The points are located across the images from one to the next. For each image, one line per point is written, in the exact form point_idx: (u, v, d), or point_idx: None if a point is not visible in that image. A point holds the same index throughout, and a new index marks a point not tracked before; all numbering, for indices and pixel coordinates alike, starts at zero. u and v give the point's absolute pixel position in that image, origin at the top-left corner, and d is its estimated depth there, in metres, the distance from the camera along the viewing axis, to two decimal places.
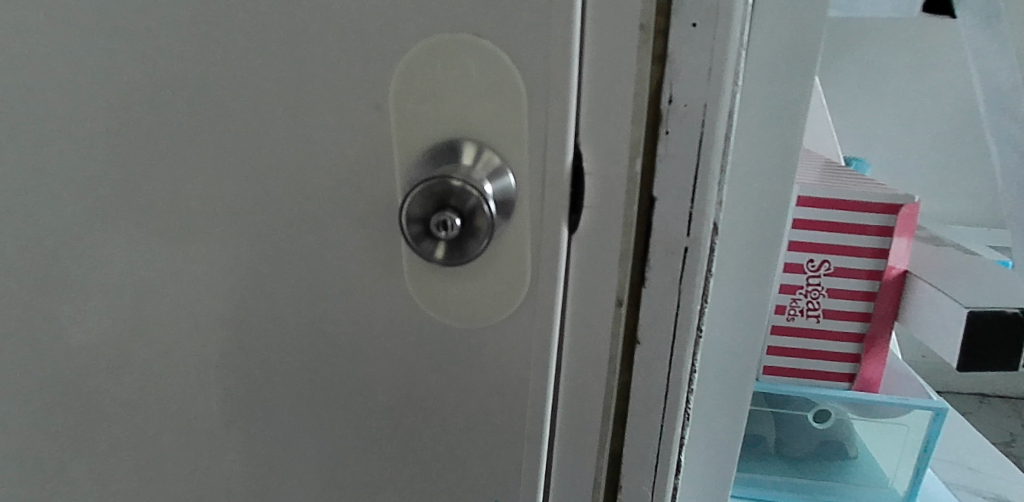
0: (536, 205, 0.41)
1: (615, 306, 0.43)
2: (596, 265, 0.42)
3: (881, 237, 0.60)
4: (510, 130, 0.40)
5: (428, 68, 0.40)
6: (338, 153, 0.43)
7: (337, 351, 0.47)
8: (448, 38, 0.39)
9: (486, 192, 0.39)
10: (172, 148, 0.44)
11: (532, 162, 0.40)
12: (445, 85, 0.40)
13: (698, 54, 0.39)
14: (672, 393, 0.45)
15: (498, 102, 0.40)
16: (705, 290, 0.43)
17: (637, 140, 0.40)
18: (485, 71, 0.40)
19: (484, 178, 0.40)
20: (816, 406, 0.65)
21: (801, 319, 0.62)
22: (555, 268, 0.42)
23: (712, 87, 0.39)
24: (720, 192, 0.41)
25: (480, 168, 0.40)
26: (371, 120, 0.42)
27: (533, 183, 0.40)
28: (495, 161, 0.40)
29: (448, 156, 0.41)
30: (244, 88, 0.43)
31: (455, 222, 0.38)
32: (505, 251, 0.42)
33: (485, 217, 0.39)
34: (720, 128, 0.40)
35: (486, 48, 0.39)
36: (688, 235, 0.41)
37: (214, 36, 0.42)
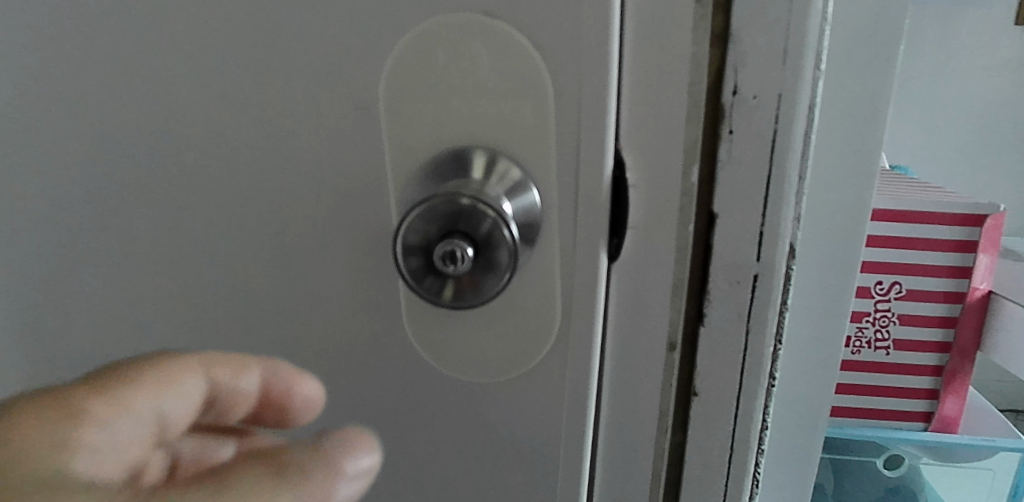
0: (566, 225, 0.33)
1: (668, 349, 0.35)
2: (641, 300, 0.34)
3: (960, 253, 0.52)
4: (532, 135, 0.32)
5: (428, 57, 0.32)
6: (318, 166, 0.34)
7: (325, 407, 0.39)
8: (450, 19, 0.31)
9: (503, 211, 0.30)
10: (113, 168, 0.36)
11: (561, 173, 0.32)
12: (448, 79, 0.32)
13: (771, 32, 0.30)
14: (739, 454, 0.36)
15: (517, 97, 0.32)
16: (779, 327, 0.34)
17: (693, 144, 0.32)
18: (498, 58, 0.31)
19: (501, 195, 0.31)
20: (887, 451, 0.55)
21: (869, 352, 0.55)
22: (591, 303, 0.34)
23: (789, 72, 0.30)
24: (799, 205, 0.33)
25: (495, 183, 0.32)
26: (358, 124, 0.34)
27: (563, 200, 0.33)
28: (514, 174, 0.32)
29: (455, 168, 0.33)
30: (200, 90, 0.34)
31: (466, 252, 0.30)
32: (529, 281, 0.34)
33: (504, 246, 0.30)
34: (799, 125, 0.31)
35: (499, 30, 0.31)
36: (758, 259, 0.33)
37: (158, 30, 0.33)
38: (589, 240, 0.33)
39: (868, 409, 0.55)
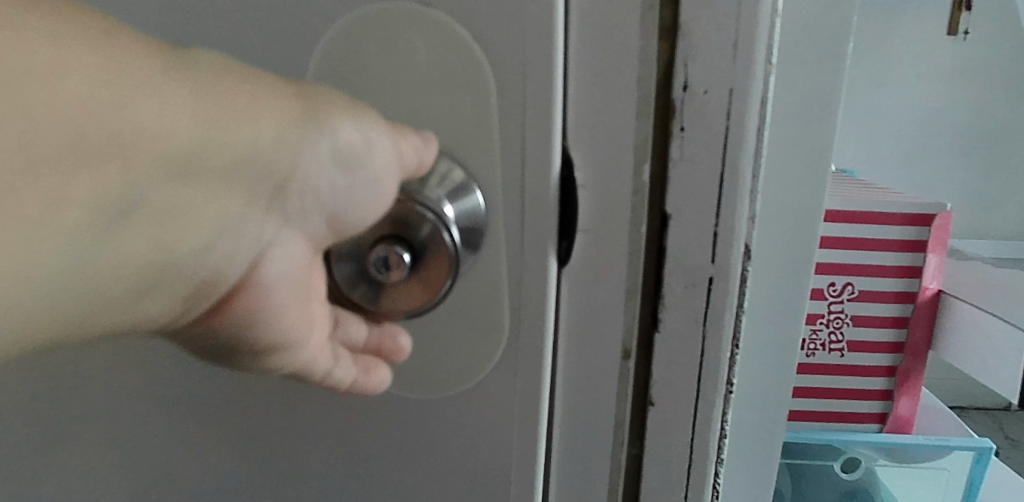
0: (515, 227, 0.31)
1: (623, 357, 0.33)
2: (594, 305, 0.33)
3: (910, 253, 0.52)
4: (473, 131, 0.31)
5: (369, 50, 0.30)
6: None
7: (268, 423, 0.37)
8: (385, 9, 0.30)
9: (444, 215, 0.29)
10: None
11: (508, 174, 0.31)
12: (382, 73, 0.31)
13: (720, 25, 0.29)
14: (698, 466, 0.35)
15: (455, 92, 0.30)
16: (736, 332, 0.33)
17: (644, 141, 0.31)
18: (433, 50, 0.30)
19: (440, 197, 0.30)
20: (844, 454, 0.55)
21: (824, 354, 0.55)
22: (541, 309, 0.32)
23: (741, 67, 0.29)
24: (754, 204, 0.31)
25: (435, 183, 0.30)
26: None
27: (510, 203, 0.31)
28: (456, 176, 0.31)
29: None
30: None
31: (404, 257, 0.29)
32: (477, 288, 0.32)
33: (444, 250, 0.29)
34: (752, 122, 0.30)
35: (435, 20, 0.29)
36: (713, 262, 0.31)
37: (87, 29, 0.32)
38: (538, 242, 0.31)
39: (824, 412, 0.55)
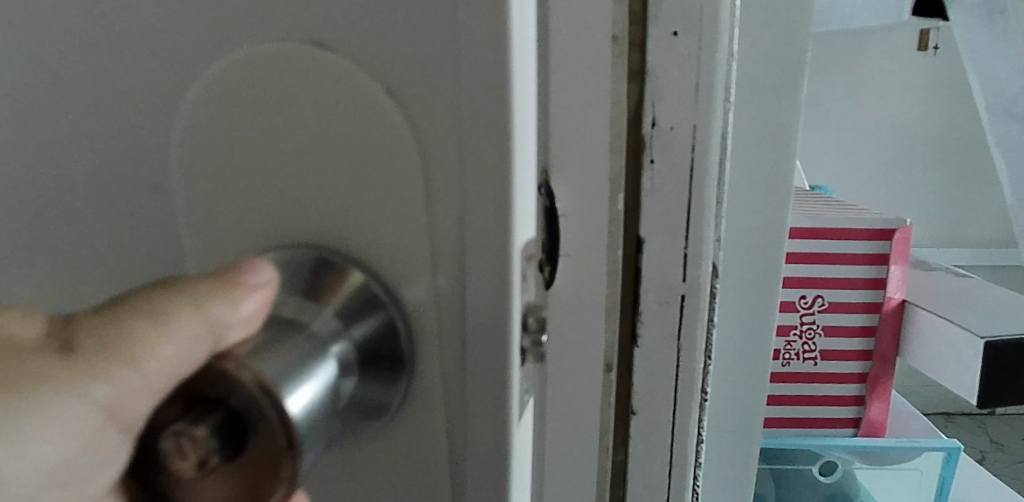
0: (456, 313, 0.33)
1: (605, 370, 0.36)
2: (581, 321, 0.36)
3: (875, 266, 0.55)
4: (397, 186, 0.32)
5: (293, 128, 0.33)
6: (226, 225, 0.35)
7: None
8: (294, 57, 0.32)
9: (286, 407, 0.25)
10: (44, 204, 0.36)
11: (450, 215, 0.32)
12: (303, 136, 0.33)
13: (684, 69, 0.32)
14: (678, 468, 0.38)
15: (374, 149, 0.32)
16: (707, 343, 0.36)
17: (618, 173, 0.34)
18: (352, 104, 0.32)
19: (337, 325, 0.32)
20: (821, 458, 0.58)
21: (799, 363, 0.58)
22: (500, 384, 0.32)
23: (702, 105, 0.33)
24: (718, 227, 0.35)
25: (341, 301, 0.33)
26: (248, 207, 0.34)
27: (456, 239, 0.32)
28: (360, 283, 0.33)
29: (313, 269, 0.33)
30: (117, 124, 0.34)
31: (209, 445, 0.24)
32: (418, 388, 0.34)
33: (276, 436, 0.25)
34: (713, 154, 0.33)
35: (343, 66, 0.31)
36: (684, 280, 0.35)
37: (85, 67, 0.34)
38: (495, 320, 0.31)
39: (799, 419, 0.58)
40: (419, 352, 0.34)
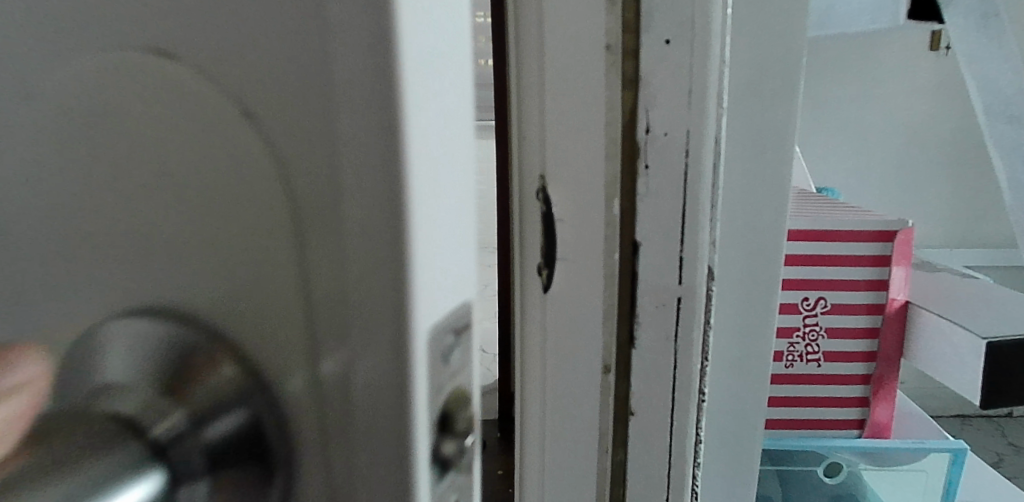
0: (342, 399, 0.25)
1: (603, 371, 0.37)
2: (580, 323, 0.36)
3: (877, 267, 0.56)
4: (271, 227, 0.25)
5: (155, 167, 0.27)
6: (103, 266, 0.30)
7: None
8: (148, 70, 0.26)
9: None
10: None
11: (325, 268, 0.24)
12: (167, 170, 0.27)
13: (676, 76, 0.33)
14: (677, 468, 0.38)
15: (239, 191, 0.26)
16: (705, 345, 0.37)
17: (614, 178, 0.34)
18: (205, 137, 0.26)
19: (182, 428, 0.26)
20: (826, 459, 0.58)
21: (801, 365, 0.58)
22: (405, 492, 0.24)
23: (695, 111, 0.33)
24: (713, 231, 0.36)
25: (205, 392, 0.27)
26: (130, 256, 0.29)
27: (333, 300, 0.24)
28: (231, 371, 0.27)
29: (180, 347, 0.27)
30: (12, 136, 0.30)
31: None
32: (299, 494, 0.27)
33: None
34: (706, 160, 0.34)
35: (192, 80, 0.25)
36: (680, 283, 0.35)
37: None
38: (390, 406, 0.24)
39: (802, 420, 0.58)
40: (301, 449, 0.27)
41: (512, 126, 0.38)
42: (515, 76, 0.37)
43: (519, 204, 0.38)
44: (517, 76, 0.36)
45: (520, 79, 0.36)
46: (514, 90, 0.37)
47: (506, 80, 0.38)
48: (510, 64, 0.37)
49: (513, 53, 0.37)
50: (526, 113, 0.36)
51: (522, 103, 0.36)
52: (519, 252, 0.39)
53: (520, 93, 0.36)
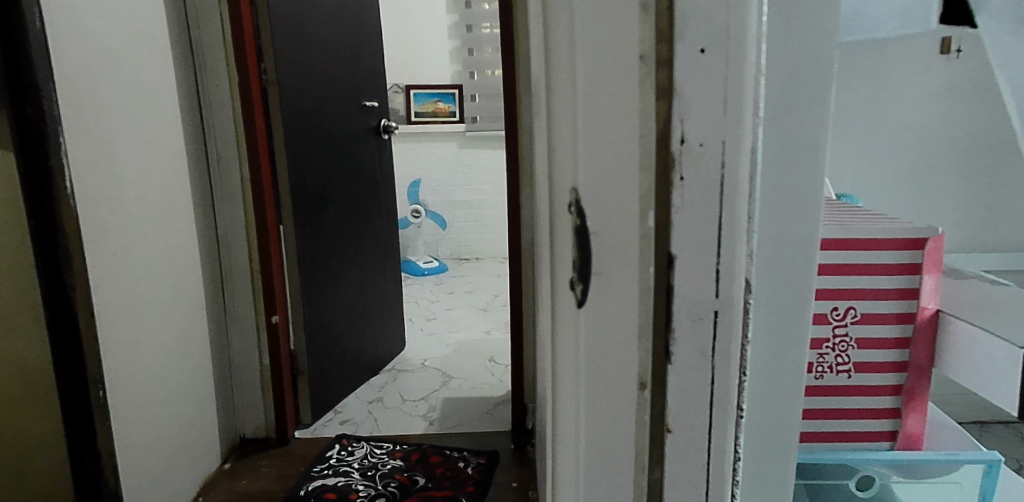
0: None
1: (639, 388, 0.36)
2: (616, 338, 0.36)
3: (907, 275, 0.55)
4: None
5: None
6: None
7: None
8: None
9: None
10: None
11: None
12: None
13: (711, 86, 0.33)
14: (715, 487, 0.37)
15: None
16: (743, 359, 0.36)
17: (648, 189, 0.34)
18: None
19: None
20: (857, 473, 0.58)
21: (831, 376, 0.57)
22: None
23: (730, 121, 0.33)
24: (750, 242, 0.35)
25: None
26: None
27: None
28: None
29: None
30: None
31: None
32: None
33: None
34: (744, 170, 0.33)
35: None
36: (718, 296, 0.35)
37: None
38: None
39: (834, 432, 0.58)
40: None
41: (550, 139, 0.38)
42: (554, 87, 0.37)
43: (561, 216, 0.39)
44: (556, 88, 0.37)
45: (560, 92, 0.36)
46: (552, 103, 0.37)
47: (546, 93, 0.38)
48: (549, 76, 0.37)
49: (553, 65, 0.37)
50: (563, 125, 0.36)
51: (559, 116, 0.37)
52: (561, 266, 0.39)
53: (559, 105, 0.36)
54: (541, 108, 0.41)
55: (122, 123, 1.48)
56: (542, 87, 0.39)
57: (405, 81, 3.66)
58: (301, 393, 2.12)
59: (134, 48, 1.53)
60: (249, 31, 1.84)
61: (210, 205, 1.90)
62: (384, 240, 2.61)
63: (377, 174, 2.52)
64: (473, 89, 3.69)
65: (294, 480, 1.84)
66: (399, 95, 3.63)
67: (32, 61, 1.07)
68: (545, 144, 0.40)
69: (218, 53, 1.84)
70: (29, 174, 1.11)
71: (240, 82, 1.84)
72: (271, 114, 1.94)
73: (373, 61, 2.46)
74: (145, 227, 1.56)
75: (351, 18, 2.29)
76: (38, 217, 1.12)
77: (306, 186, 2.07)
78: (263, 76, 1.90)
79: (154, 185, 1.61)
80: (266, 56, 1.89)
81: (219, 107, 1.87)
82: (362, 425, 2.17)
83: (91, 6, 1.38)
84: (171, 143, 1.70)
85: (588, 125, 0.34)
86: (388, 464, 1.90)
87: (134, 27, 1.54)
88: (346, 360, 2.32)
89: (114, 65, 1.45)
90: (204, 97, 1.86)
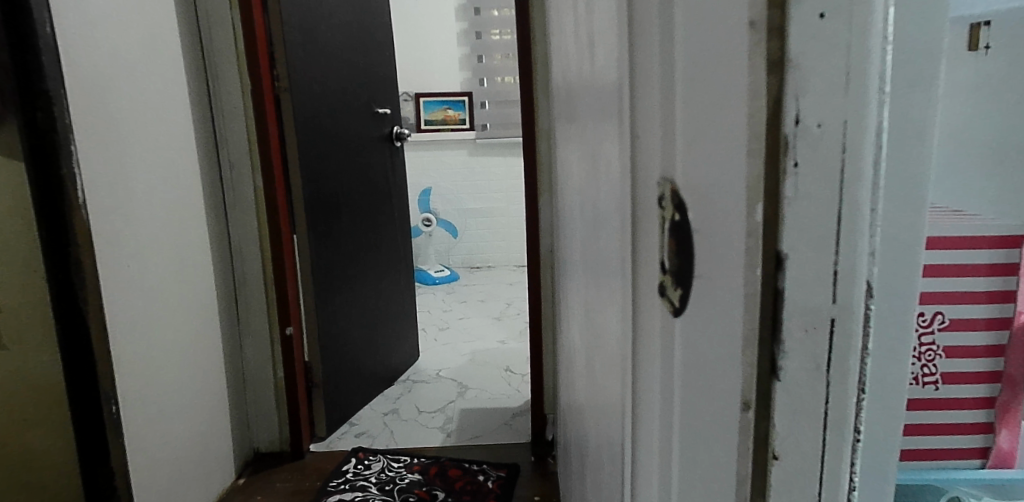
0: None
1: (742, 408, 0.32)
2: (726, 351, 0.32)
3: (997, 276, 0.52)
4: None
5: None
6: None
7: None
8: None
9: None
10: None
11: None
12: None
13: (831, 57, 0.28)
14: None
15: None
16: (862, 374, 0.31)
17: (756, 181, 0.29)
18: None
19: None
20: (946, 493, 0.53)
21: (919, 389, 0.54)
22: None
23: (852, 98, 0.28)
24: (873, 240, 0.30)
25: None
26: None
27: None
28: None
29: None
30: None
31: None
32: None
33: None
34: (867, 153, 0.29)
35: None
36: (835, 301, 0.30)
37: None
38: None
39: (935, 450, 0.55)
40: None
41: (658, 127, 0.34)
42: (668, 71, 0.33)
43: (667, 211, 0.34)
44: (672, 71, 0.33)
45: (677, 74, 0.33)
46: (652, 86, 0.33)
47: (655, 79, 0.34)
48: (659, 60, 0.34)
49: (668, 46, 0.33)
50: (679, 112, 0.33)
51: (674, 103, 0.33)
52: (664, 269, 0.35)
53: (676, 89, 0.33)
54: (639, 95, 0.37)
55: (133, 133, 1.44)
56: (649, 74, 0.35)
57: (415, 89, 3.63)
58: (316, 406, 2.08)
59: (146, 55, 1.50)
60: (261, 37, 1.80)
61: (222, 214, 1.86)
62: (398, 249, 2.57)
63: (390, 182, 2.48)
64: (482, 95, 3.68)
65: (310, 495, 1.79)
66: (409, 103, 3.61)
67: (45, 70, 1.04)
68: (649, 133, 0.36)
69: (230, 60, 1.80)
70: (40, 185, 1.07)
71: (253, 89, 1.81)
72: (283, 122, 1.90)
73: (385, 68, 2.43)
74: (157, 238, 1.52)
75: (363, 25, 2.26)
76: (49, 228, 1.09)
77: (320, 195, 2.03)
78: (276, 82, 1.87)
79: (167, 196, 1.57)
80: (278, 62, 1.86)
81: (231, 115, 1.83)
82: (378, 438, 2.12)
83: (101, 13, 1.34)
84: (182, 153, 1.66)
85: (708, 108, 0.31)
86: (406, 478, 1.85)
87: (145, 33, 1.50)
88: (360, 370, 2.28)
89: (125, 73, 1.41)
90: (216, 105, 1.83)
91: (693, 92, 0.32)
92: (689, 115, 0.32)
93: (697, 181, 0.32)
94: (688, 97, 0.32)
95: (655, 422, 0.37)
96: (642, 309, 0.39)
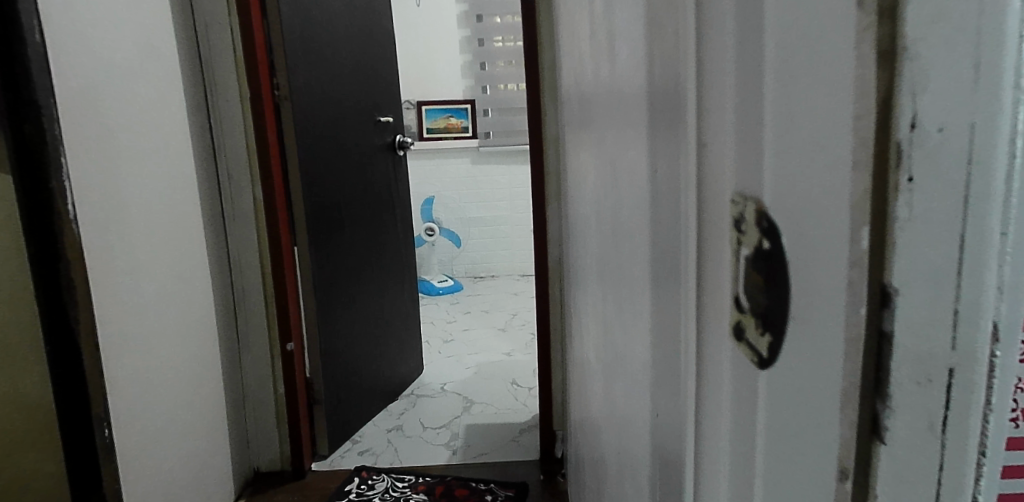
0: None
1: (838, 477, 0.26)
2: (825, 401, 0.26)
3: None
4: None
5: None
6: None
7: None
8: None
9: None
10: None
11: None
12: None
13: (955, 39, 0.22)
14: None
15: None
16: (988, 437, 0.24)
17: (863, 197, 0.24)
18: None
19: None
20: None
21: None
22: None
23: (981, 88, 0.22)
24: (1005, 269, 0.23)
25: None
26: None
27: None
28: None
29: None
30: None
31: None
32: None
33: None
34: (1000, 162, 0.22)
35: None
36: (954, 347, 0.23)
37: None
38: None
39: None
40: None
41: (747, 133, 0.29)
42: (761, 65, 0.28)
43: (750, 235, 0.29)
44: (765, 67, 0.28)
45: (768, 71, 0.28)
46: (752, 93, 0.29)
47: (747, 77, 0.30)
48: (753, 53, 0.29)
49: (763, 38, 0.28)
50: (772, 114, 0.28)
51: (766, 105, 0.28)
52: (749, 299, 0.30)
53: (769, 88, 0.28)
54: (725, 98, 0.32)
55: (127, 143, 1.39)
56: (730, 71, 0.30)
57: (417, 98, 3.58)
58: (318, 423, 2.02)
59: (141, 63, 1.45)
60: (261, 46, 1.76)
61: (221, 227, 1.80)
62: (402, 260, 2.52)
63: (393, 192, 2.43)
64: (486, 103, 3.61)
65: None
66: (411, 111, 3.56)
67: (33, 77, 0.99)
68: (734, 139, 0.31)
69: (229, 69, 1.76)
70: (28, 198, 1.01)
71: (252, 99, 1.76)
72: (283, 132, 1.85)
73: (388, 76, 2.38)
74: (152, 252, 1.46)
75: (365, 32, 2.21)
76: (37, 244, 1.03)
77: (321, 206, 1.98)
78: (276, 91, 1.82)
79: (163, 208, 1.52)
80: (278, 70, 1.81)
81: (229, 124, 1.78)
82: (382, 456, 2.05)
83: (94, 20, 1.29)
84: (179, 163, 1.60)
85: (809, 109, 0.26)
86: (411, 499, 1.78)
87: (140, 41, 1.46)
88: (363, 385, 2.22)
89: (118, 80, 1.36)
90: (215, 115, 1.78)
91: (789, 92, 0.27)
92: (783, 118, 0.27)
93: (792, 196, 0.27)
94: (784, 97, 0.27)
95: (732, 472, 0.33)
96: (717, 344, 0.34)
